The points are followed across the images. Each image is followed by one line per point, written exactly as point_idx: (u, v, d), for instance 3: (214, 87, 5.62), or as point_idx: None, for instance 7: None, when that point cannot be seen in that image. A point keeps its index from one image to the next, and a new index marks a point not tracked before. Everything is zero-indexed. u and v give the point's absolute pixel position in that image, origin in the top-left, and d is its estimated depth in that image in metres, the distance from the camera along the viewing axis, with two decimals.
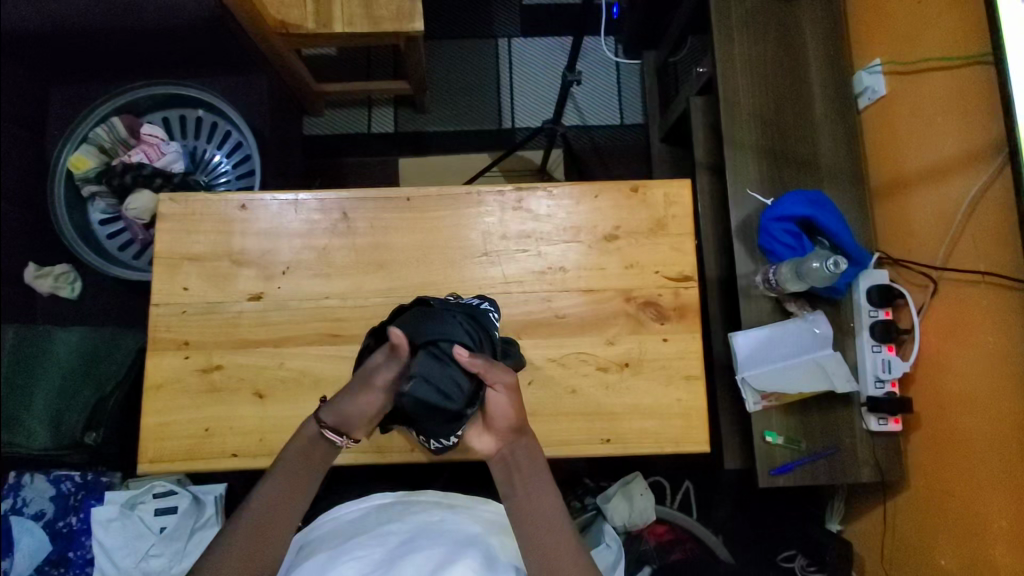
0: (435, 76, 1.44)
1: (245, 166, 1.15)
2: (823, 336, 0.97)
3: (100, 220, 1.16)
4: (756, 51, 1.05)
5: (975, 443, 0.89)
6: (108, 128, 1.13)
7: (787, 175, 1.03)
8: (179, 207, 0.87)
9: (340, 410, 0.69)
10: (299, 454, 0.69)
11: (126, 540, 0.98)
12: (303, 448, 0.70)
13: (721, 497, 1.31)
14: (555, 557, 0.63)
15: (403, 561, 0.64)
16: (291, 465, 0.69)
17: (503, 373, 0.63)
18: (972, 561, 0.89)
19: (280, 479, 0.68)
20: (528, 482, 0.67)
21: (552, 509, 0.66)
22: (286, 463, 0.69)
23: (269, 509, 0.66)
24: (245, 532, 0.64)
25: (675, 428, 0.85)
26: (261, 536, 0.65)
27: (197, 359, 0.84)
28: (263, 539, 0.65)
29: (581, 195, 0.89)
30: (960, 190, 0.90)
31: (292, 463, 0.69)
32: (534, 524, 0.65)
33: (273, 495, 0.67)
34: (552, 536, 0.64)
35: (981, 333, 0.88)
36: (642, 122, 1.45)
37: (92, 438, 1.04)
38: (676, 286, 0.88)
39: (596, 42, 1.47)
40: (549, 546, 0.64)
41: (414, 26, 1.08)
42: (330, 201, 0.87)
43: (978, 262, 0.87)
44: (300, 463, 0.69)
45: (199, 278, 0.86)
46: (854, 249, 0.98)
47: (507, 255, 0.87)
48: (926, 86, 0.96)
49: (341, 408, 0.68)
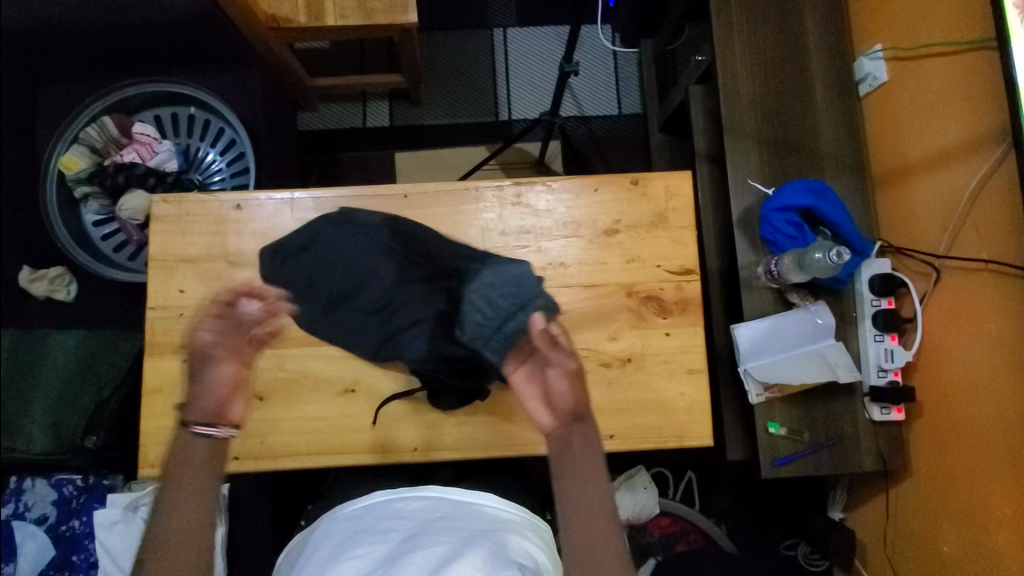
0: (430, 67, 1.42)
1: (240, 163, 1.13)
2: (824, 327, 0.96)
3: (94, 222, 1.13)
4: (756, 37, 1.03)
5: (979, 432, 0.88)
6: (99, 128, 1.11)
7: (788, 162, 1.02)
8: (172, 209, 0.86)
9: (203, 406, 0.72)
10: (182, 461, 0.69)
11: (130, 542, 0.97)
12: (186, 455, 0.69)
13: (725, 487, 1.31)
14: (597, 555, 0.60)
15: (404, 560, 0.62)
16: (184, 467, 0.68)
17: (564, 360, 0.71)
18: (977, 548, 0.89)
19: (178, 487, 0.66)
20: (572, 470, 0.65)
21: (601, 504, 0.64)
22: (179, 471, 0.68)
23: (185, 513, 0.64)
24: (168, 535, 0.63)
25: (678, 421, 0.84)
26: (191, 538, 0.63)
27: (196, 361, 0.83)
28: (186, 540, 0.63)
29: (581, 189, 0.88)
30: (963, 178, 0.89)
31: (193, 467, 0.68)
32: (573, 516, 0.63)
33: (172, 501, 0.65)
34: (596, 531, 0.62)
35: (985, 322, 0.87)
36: (641, 111, 1.43)
37: (92, 442, 1.02)
38: (678, 279, 0.87)
39: (592, 31, 1.44)
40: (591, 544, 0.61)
41: (407, 17, 1.07)
42: (326, 200, 0.86)
43: (982, 249, 0.87)
44: (188, 467, 0.69)
45: (195, 280, 0.85)
46: (857, 239, 0.97)
47: (507, 252, 0.86)
48: (928, 73, 0.94)
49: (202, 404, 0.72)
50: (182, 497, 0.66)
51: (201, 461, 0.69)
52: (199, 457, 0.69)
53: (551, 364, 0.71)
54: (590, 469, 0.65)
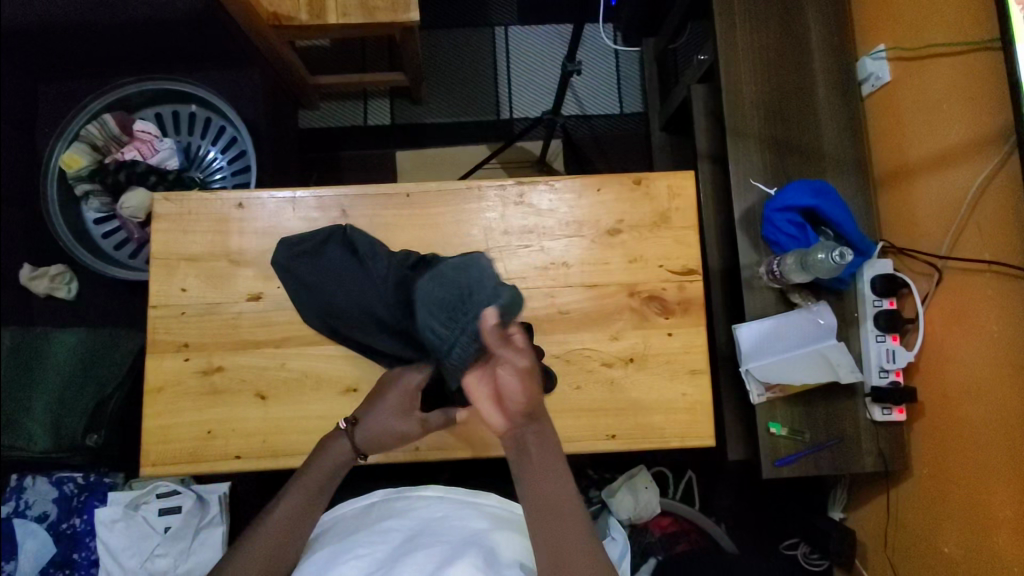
0: (431, 66, 1.41)
1: (241, 162, 1.13)
2: (826, 327, 0.97)
3: (94, 219, 1.12)
4: (759, 37, 1.03)
5: (979, 433, 0.89)
6: (100, 125, 1.10)
7: (791, 162, 1.02)
8: (174, 207, 0.85)
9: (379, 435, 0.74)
10: (323, 470, 0.71)
11: (131, 541, 0.97)
12: (326, 456, 0.72)
13: (725, 486, 1.31)
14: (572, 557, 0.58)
15: (405, 559, 0.62)
16: (317, 469, 0.72)
17: (516, 356, 0.61)
18: (976, 549, 0.89)
19: (297, 488, 0.70)
20: (535, 470, 0.63)
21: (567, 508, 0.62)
22: (312, 470, 0.71)
23: (279, 527, 0.67)
24: (261, 547, 0.66)
25: (680, 422, 0.84)
26: (275, 552, 0.66)
27: (197, 360, 0.83)
28: (271, 551, 0.66)
29: (584, 188, 0.88)
30: (966, 179, 0.89)
31: (314, 477, 0.71)
32: (540, 517, 0.61)
33: (284, 513, 0.68)
34: (564, 530, 0.60)
35: (987, 323, 0.87)
36: (642, 110, 1.43)
37: (92, 440, 1.02)
38: (680, 279, 0.87)
39: (594, 30, 1.44)
40: (560, 541, 0.59)
41: (410, 16, 1.06)
42: (328, 198, 0.86)
43: (984, 250, 0.87)
44: (323, 468, 0.72)
45: (197, 279, 0.84)
46: (859, 239, 0.97)
47: (510, 251, 0.86)
48: (931, 73, 0.94)
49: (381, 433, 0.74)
50: (287, 502, 0.69)
51: (335, 464, 0.72)
52: (340, 463, 0.72)
53: (499, 363, 0.61)
54: (554, 467, 0.63)
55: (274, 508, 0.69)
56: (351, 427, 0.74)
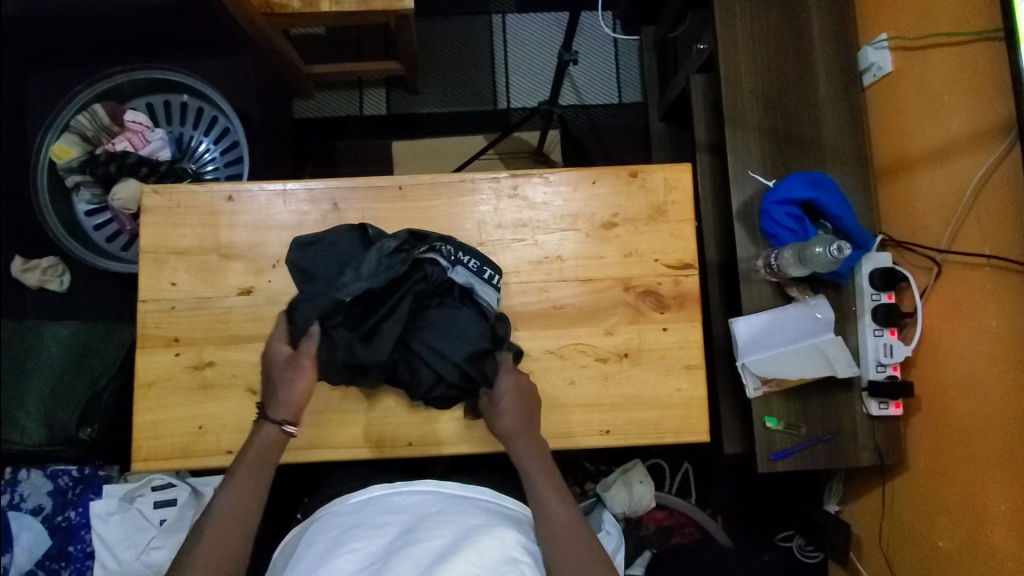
0: (427, 54, 1.39)
1: (233, 153, 1.11)
2: (824, 321, 0.95)
3: (86, 212, 1.12)
4: (759, 25, 1.01)
5: (975, 428, 0.88)
6: (90, 116, 1.09)
7: (790, 154, 1.00)
8: (163, 200, 0.84)
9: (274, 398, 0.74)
10: (255, 453, 0.72)
11: (126, 533, 0.97)
12: (254, 441, 0.73)
13: (721, 479, 1.31)
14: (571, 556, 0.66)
15: (400, 553, 0.62)
16: (248, 455, 0.72)
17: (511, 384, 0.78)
18: (971, 544, 0.89)
19: (232, 479, 0.70)
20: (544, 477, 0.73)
21: (561, 514, 0.70)
22: (243, 459, 0.72)
23: (226, 514, 0.67)
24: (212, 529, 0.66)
25: (675, 418, 0.84)
26: (223, 538, 0.66)
27: (188, 356, 0.82)
28: (229, 534, 0.66)
29: (579, 181, 0.87)
30: (967, 172, 0.88)
31: (252, 457, 0.72)
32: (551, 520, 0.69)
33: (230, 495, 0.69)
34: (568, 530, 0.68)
35: (983, 317, 0.86)
36: (641, 100, 1.41)
37: (86, 433, 1.02)
38: (676, 274, 0.86)
39: (593, 18, 1.42)
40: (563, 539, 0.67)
41: (404, 4, 1.04)
42: (320, 191, 0.85)
43: (984, 245, 0.86)
44: (250, 454, 0.72)
45: (187, 273, 0.83)
46: (857, 232, 0.96)
47: (503, 245, 0.85)
48: (933, 63, 0.93)
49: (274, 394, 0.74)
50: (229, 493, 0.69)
51: (260, 446, 0.72)
52: (264, 439, 0.73)
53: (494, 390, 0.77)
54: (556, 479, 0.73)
55: (218, 500, 0.69)
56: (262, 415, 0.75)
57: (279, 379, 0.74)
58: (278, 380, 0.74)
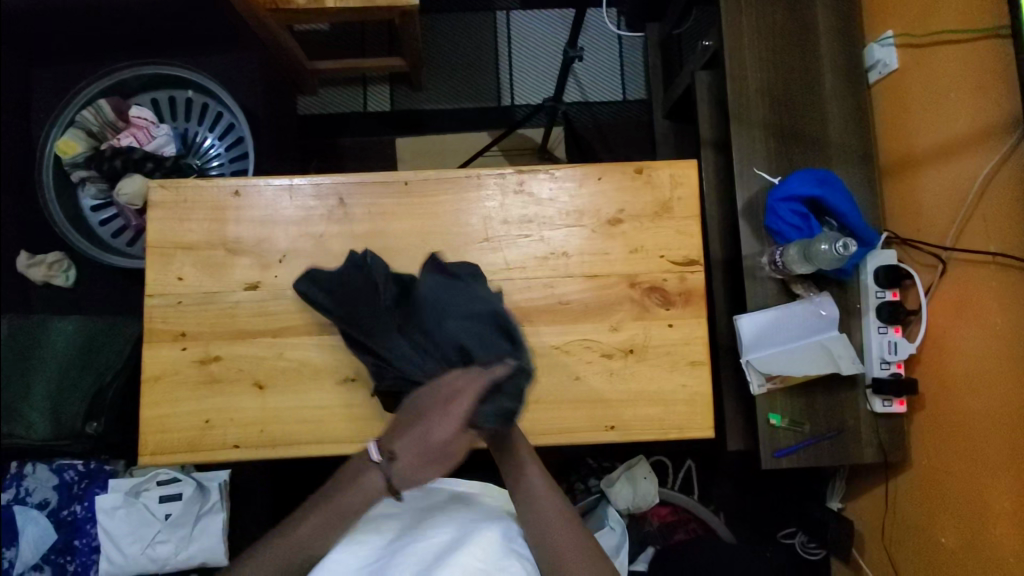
0: (432, 50, 1.39)
1: (238, 148, 1.11)
2: (828, 319, 0.96)
3: (91, 207, 1.12)
4: (765, 22, 1.01)
5: (980, 426, 0.88)
6: (95, 110, 1.09)
7: (795, 151, 1.00)
8: (170, 194, 0.84)
9: (410, 462, 0.64)
10: (353, 499, 0.67)
11: (131, 527, 0.98)
12: (359, 484, 0.68)
13: (724, 476, 1.31)
14: (567, 557, 0.64)
15: (405, 549, 0.62)
16: (348, 492, 0.68)
17: None
18: (975, 541, 0.89)
19: (322, 510, 0.67)
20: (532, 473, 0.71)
21: (554, 509, 0.68)
22: (341, 493, 0.68)
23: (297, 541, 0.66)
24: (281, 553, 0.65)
25: (680, 414, 0.84)
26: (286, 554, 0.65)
27: (195, 350, 0.82)
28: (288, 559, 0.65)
29: (585, 177, 0.87)
30: (973, 170, 0.88)
31: (341, 505, 0.67)
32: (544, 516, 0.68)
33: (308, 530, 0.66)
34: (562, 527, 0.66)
35: (989, 315, 0.86)
36: (646, 97, 1.41)
37: (93, 428, 1.03)
38: (681, 270, 0.86)
39: (598, 15, 1.42)
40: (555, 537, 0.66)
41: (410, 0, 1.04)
42: (326, 186, 0.85)
43: (989, 242, 0.85)
44: (352, 494, 0.67)
45: (194, 267, 0.84)
46: (863, 230, 0.96)
47: (509, 241, 0.85)
48: (939, 60, 0.93)
49: (415, 460, 0.64)
50: (309, 519, 0.67)
51: (366, 496, 0.67)
52: (373, 494, 0.67)
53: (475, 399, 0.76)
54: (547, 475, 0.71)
55: (300, 524, 0.67)
56: (389, 465, 0.66)
57: (434, 455, 0.63)
58: (431, 456, 0.63)
